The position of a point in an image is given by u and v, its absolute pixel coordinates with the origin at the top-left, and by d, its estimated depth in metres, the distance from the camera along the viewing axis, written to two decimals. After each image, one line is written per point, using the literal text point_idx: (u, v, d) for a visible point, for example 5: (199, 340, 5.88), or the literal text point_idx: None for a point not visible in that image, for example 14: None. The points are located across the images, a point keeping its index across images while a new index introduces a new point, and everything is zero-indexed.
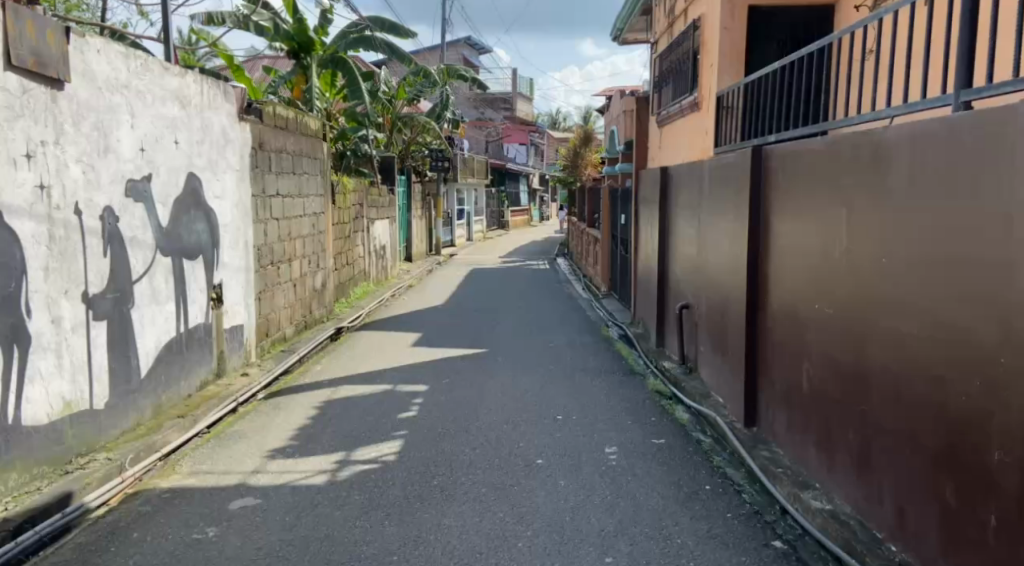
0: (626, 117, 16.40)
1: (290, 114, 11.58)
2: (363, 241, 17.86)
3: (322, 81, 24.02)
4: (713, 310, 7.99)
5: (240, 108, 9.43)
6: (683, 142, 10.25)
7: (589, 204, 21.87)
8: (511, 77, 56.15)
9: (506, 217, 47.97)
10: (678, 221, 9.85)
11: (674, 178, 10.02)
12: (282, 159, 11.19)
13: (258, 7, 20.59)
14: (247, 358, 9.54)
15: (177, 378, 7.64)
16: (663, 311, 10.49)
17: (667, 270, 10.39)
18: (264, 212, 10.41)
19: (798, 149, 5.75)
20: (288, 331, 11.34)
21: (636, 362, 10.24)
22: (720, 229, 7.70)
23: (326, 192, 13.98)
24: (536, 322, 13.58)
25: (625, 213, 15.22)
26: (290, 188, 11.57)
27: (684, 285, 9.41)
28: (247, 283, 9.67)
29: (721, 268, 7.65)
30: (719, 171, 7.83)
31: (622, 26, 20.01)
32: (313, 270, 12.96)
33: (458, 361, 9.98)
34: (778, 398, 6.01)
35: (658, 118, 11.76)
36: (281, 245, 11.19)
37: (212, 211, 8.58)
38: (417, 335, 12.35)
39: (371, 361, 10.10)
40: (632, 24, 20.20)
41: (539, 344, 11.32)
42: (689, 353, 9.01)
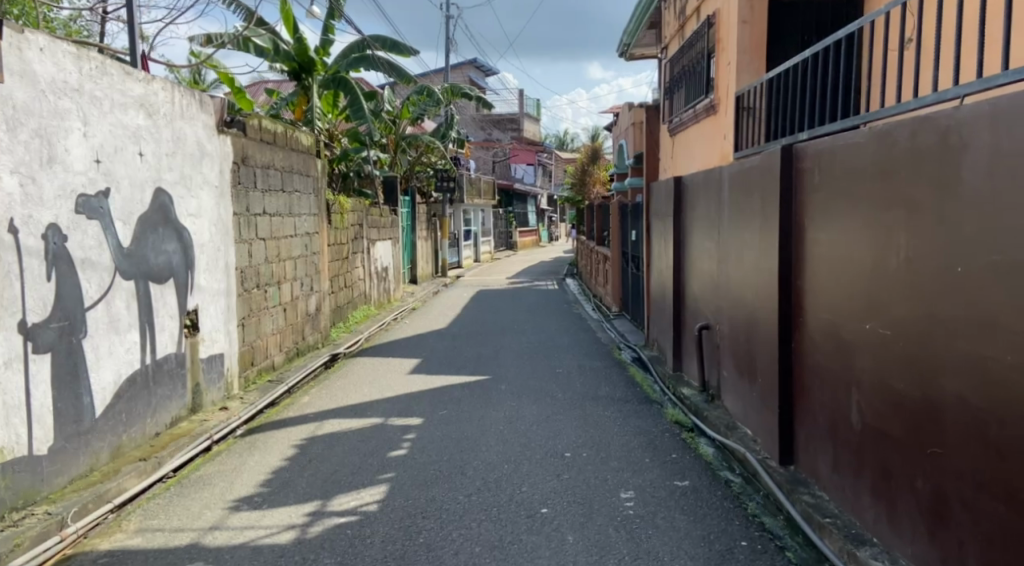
0: (636, 130, 15.67)
1: (279, 129, 10.88)
2: (363, 262, 17.15)
3: (324, 101, 23.47)
4: (738, 331, 7.19)
5: (219, 120, 8.71)
6: (698, 149, 9.49)
7: (598, 222, 21.11)
8: (518, 98, 55.72)
9: (515, 238, 47.26)
10: (695, 234, 9.07)
11: (690, 187, 9.25)
12: (270, 177, 10.47)
13: (258, 26, 20.10)
14: (228, 391, 8.77)
15: (141, 415, 6.87)
16: (681, 332, 9.68)
17: (684, 288, 9.59)
18: (250, 233, 9.68)
19: (838, 144, 4.99)
20: (277, 359, 10.57)
21: (652, 388, 9.42)
22: (744, 240, 6.92)
23: (321, 211, 13.25)
24: (544, 345, 12.77)
25: (636, 229, 14.44)
26: (279, 206, 10.84)
27: (703, 303, 8.61)
28: (228, 309, 8.91)
29: (746, 284, 6.87)
30: (742, 176, 7.06)
31: (630, 40, 19.36)
32: (307, 294, 12.23)
33: (458, 391, 9.17)
34: (821, 433, 5.23)
35: (670, 125, 11.00)
36: (270, 267, 10.45)
37: (186, 229, 7.85)
38: (417, 361, 11.57)
39: (365, 391, 9.31)
40: (640, 38, 19.56)
41: (547, 369, 10.52)
42: (711, 379, 8.19)
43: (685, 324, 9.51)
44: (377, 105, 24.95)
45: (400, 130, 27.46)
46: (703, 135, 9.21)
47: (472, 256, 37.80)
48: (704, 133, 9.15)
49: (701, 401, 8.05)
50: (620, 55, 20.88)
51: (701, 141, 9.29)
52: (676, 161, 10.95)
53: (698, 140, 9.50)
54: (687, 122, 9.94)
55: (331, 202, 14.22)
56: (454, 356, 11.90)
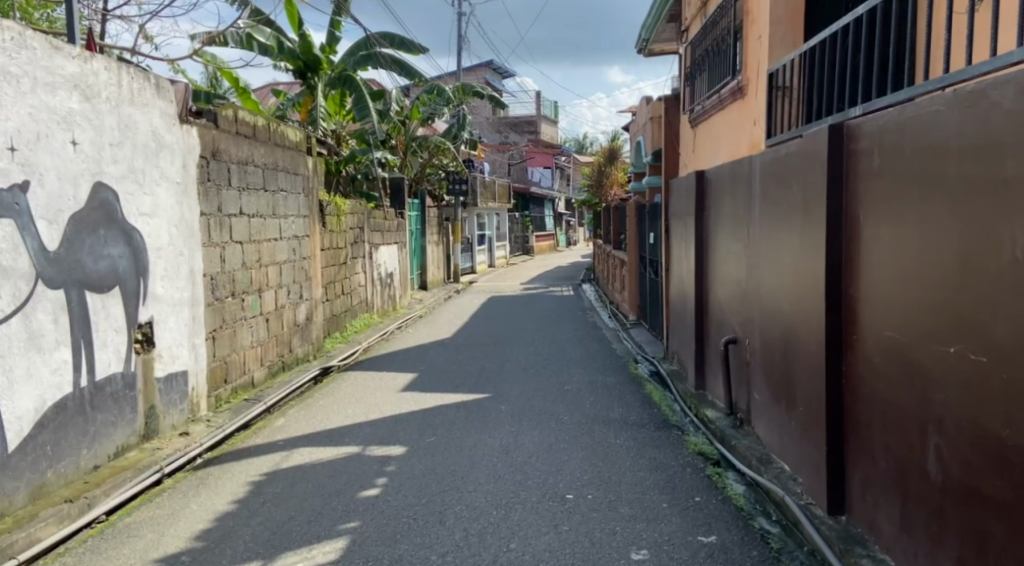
0: (652, 126, 14.63)
1: (260, 122, 9.94)
2: (364, 268, 16.17)
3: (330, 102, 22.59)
4: (773, 347, 6.14)
5: (181, 110, 7.76)
6: (723, 139, 8.43)
7: (614, 224, 20.06)
8: (534, 101, 54.77)
9: (532, 242, 46.22)
10: (719, 234, 8.03)
11: (713, 181, 8.20)
12: (249, 175, 9.52)
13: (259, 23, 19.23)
14: (193, 413, 7.79)
15: (74, 447, 5.91)
16: (705, 346, 8.60)
17: (707, 295, 8.54)
18: (223, 235, 8.71)
19: (907, 113, 3.98)
20: (257, 374, 9.59)
21: (671, 409, 8.38)
22: (780, 239, 5.88)
23: (313, 212, 12.27)
24: (554, 357, 11.73)
25: (654, 231, 13.38)
26: (261, 206, 9.88)
27: (729, 313, 7.56)
28: (195, 321, 7.93)
29: (782, 291, 5.84)
30: (776, 164, 6.02)
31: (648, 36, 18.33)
32: (296, 301, 11.27)
33: (451, 412, 8.14)
34: (882, 481, 4.21)
35: (691, 114, 9.94)
36: (249, 273, 9.47)
37: (135, 230, 6.88)
38: (413, 375, 10.58)
39: (348, 411, 8.31)
40: (658, 32, 18.53)
41: (554, 386, 9.48)
42: (740, 401, 7.12)
43: (708, 337, 8.44)
44: (386, 105, 24.02)
45: (409, 132, 26.53)
46: (728, 123, 8.18)
47: (487, 262, 36.82)
48: (729, 120, 8.10)
49: (729, 428, 6.96)
50: (638, 51, 19.87)
51: (727, 129, 8.25)
52: (697, 155, 9.90)
53: (723, 129, 8.46)
54: (711, 110, 8.90)
55: (325, 203, 13.24)
56: (454, 369, 10.89)
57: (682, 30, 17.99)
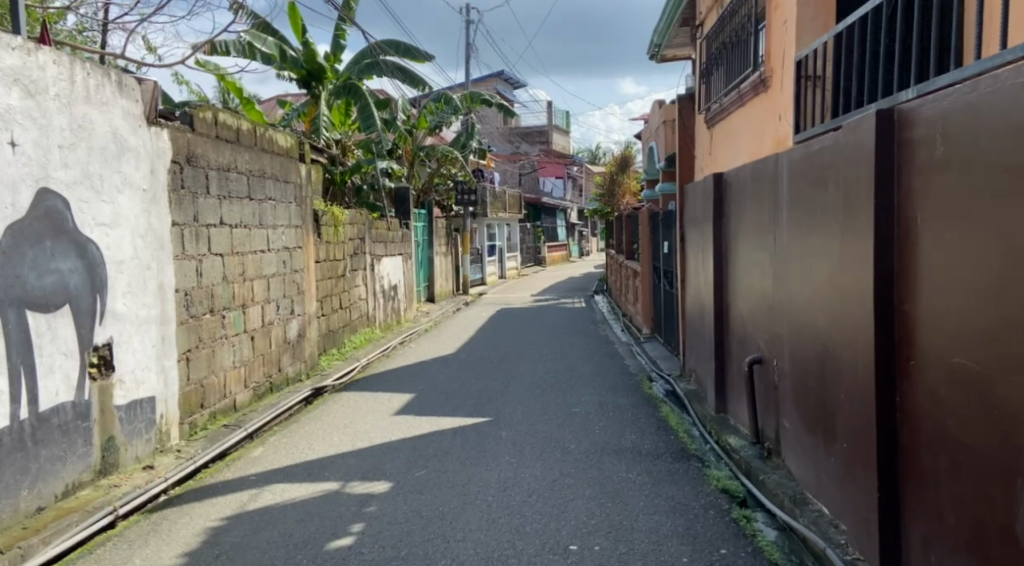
0: (665, 130, 13.90)
1: (244, 126, 9.27)
2: (364, 280, 15.47)
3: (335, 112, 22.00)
4: (805, 370, 5.40)
5: (149, 110, 7.09)
6: (743, 138, 7.68)
7: (626, 234, 19.29)
8: (546, 110, 54.11)
9: (544, 253, 45.48)
10: (740, 242, 7.28)
11: (732, 182, 7.46)
12: (232, 183, 8.83)
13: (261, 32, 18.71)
14: (161, 443, 7.09)
15: (12, 488, 5.23)
16: (726, 365, 7.84)
17: (728, 309, 7.78)
18: (200, 247, 8.01)
19: (985, 92, 3.28)
20: (240, 397, 8.87)
21: (690, 434, 7.63)
22: (814, 246, 5.15)
23: (306, 222, 11.56)
24: (562, 376, 10.96)
25: (668, 240, 12.62)
26: (245, 216, 9.17)
27: (753, 329, 6.82)
28: (165, 341, 7.23)
29: (816, 305, 5.11)
30: (807, 161, 5.29)
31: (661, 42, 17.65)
32: (287, 317, 10.58)
33: (446, 441, 7.39)
34: (953, 541, 3.51)
35: (708, 113, 9.20)
36: (231, 288, 8.76)
37: (90, 242, 6.19)
38: (410, 396, 9.86)
39: (333, 439, 7.57)
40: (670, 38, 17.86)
41: (561, 408, 8.73)
42: (768, 430, 6.35)
43: (730, 355, 7.67)
44: (392, 114, 23.41)
45: (416, 141, 25.91)
46: (749, 120, 7.44)
47: (497, 273, 36.11)
48: (750, 116, 7.35)
49: (756, 461, 6.18)
50: (649, 57, 19.20)
51: (747, 127, 7.51)
52: (715, 156, 9.15)
53: (743, 127, 7.70)
54: (729, 107, 8.16)
55: (321, 213, 12.56)
56: (454, 389, 10.14)
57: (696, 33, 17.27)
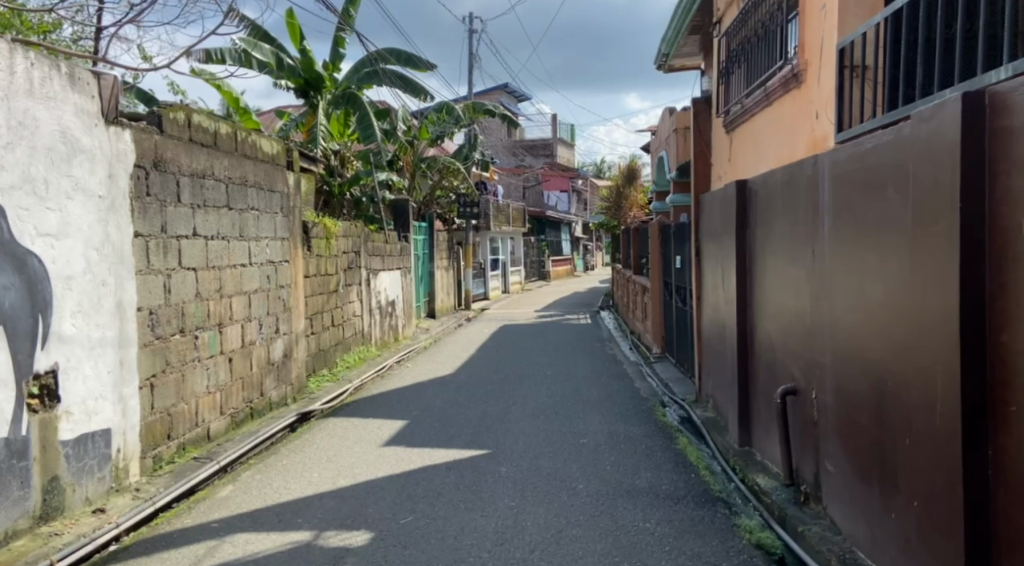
0: (677, 138, 13.12)
1: (225, 129, 8.50)
2: (359, 296, 14.69)
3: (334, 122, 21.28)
4: (854, 407, 4.65)
5: (109, 108, 6.32)
6: (769, 141, 6.93)
7: (635, 248, 18.47)
8: (551, 123, 53.43)
9: (548, 267, 44.67)
10: (769, 256, 6.50)
11: (758, 189, 6.71)
12: (209, 190, 8.06)
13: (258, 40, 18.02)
14: (118, 481, 6.35)
15: None
16: (751, 392, 7.08)
17: (753, 331, 7.00)
18: (170, 261, 7.24)
19: None
20: (214, 426, 8.10)
21: (712, 471, 6.86)
22: (864, 261, 4.41)
23: (295, 235, 10.79)
24: (567, 400, 10.17)
25: (682, 254, 11.83)
26: (224, 227, 8.40)
27: (785, 356, 6.03)
28: (125, 367, 6.46)
29: (869, 330, 4.37)
30: (857, 162, 4.53)
31: (670, 51, 16.92)
32: (272, 335, 9.82)
33: (437, 479, 6.60)
34: None
35: (727, 117, 8.41)
36: (206, 305, 7.99)
37: (31, 253, 5.46)
38: (402, 423, 9.07)
39: (312, 476, 6.79)
40: (680, 47, 17.13)
41: (568, 439, 7.93)
42: (805, 471, 5.58)
43: (756, 382, 6.91)
44: (392, 124, 22.68)
45: (417, 152, 25.17)
46: (775, 122, 6.72)
47: (500, 287, 35.29)
48: (778, 116, 6.60)
49: (793, 508, 5.41)
50: (657, 67, 18.49)
51: (774, 129, 6.73)
52: (734, 163, 8.40)
53: (769, 129, 6.94)
54: (753, 107, 7.36)
55: (312, 225, 11.79)
56: (450, 416, 9.34)
57: (707, 41, 16.51)
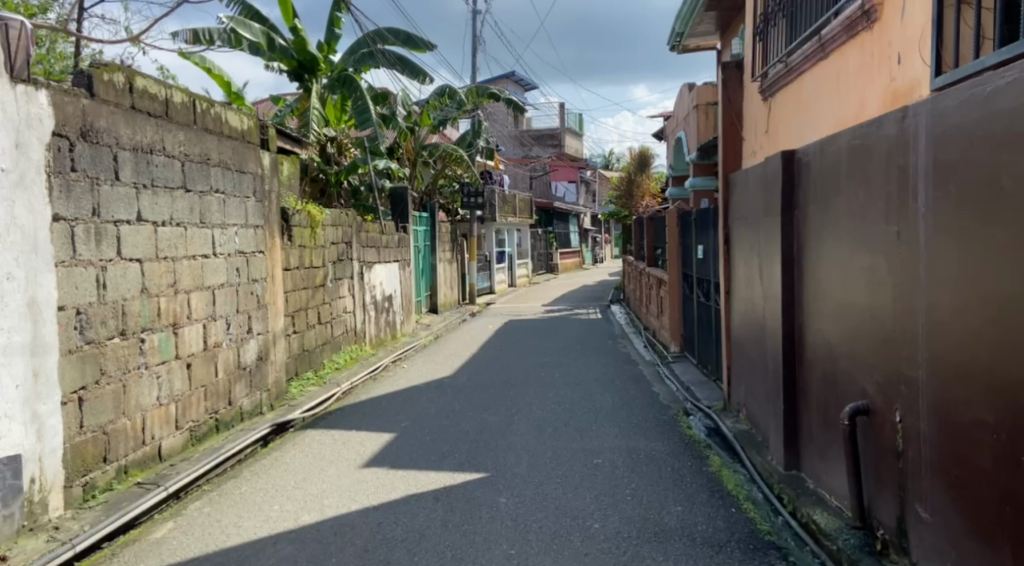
0: (699, 116, 11.92)
1: (181, 98, 7.33)
2: (351, 291, 13.51)
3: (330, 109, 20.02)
4: (976, 442, 3.49)
5: (16, 64, 5.20)
6: (822, 101, 5.73)
7: (648, 238, 17.23)
8: (559, 113, 52.02)
9: (556, 259, 43.43)
10: (826, 243, 5.32)
11: (811, 160, 5.56)
12: (158, 168, 6.90)
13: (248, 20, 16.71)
14: (31, 519, 5.23)
15: None
16: (798, 407, 5.94)
17: (805, 335, 5.80)
18: (105, 250, 6.10)
19: None
20: (168, 443, 6.93)
21: (755, 504, 5.70)
22: (1003, 245, 3.28)
23: (271, 222, 9.61)
24: (578, 409, 8.97)
25: (704, 243, 10.62)
26: (179, 212, 7.23)
27: (850, 368, 4.85)
28: (39, 379, 5.34)
29: (1013, 338, 3.23)
30: (985, 115, 3.39)
31: (684, 29, 15.68)
32: (244, 336, 8.65)
33: (422, 513, 5.44)
34: None
35: (765, 81, 7.19)
36: (156, 302, 6.83)
37: None
38: (389, 437, 7.89)
39: (271, 509, 5.63)
40: (695, 26, 15.86)
41: (581, 459, 6.75)
42: (883, 515, 4.42)
43: (807, 396, 5.76)
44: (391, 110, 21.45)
45: (418, 139, 23.92)
46: (829, 79, 5.57)
47: (506, 281, 34.07)
48: (835, 70, 5.42)
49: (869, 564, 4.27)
50: (670, 47, 17.23)
51: (832, 86, 5.52)
52: (772, 135, 7.22)
53: (822, 89, 5.75)
54: (801, 63, 6.14)
55: (294, 213, 10.60)
56: (444, 428, 8.15)
57: (726, 16, 15.24)
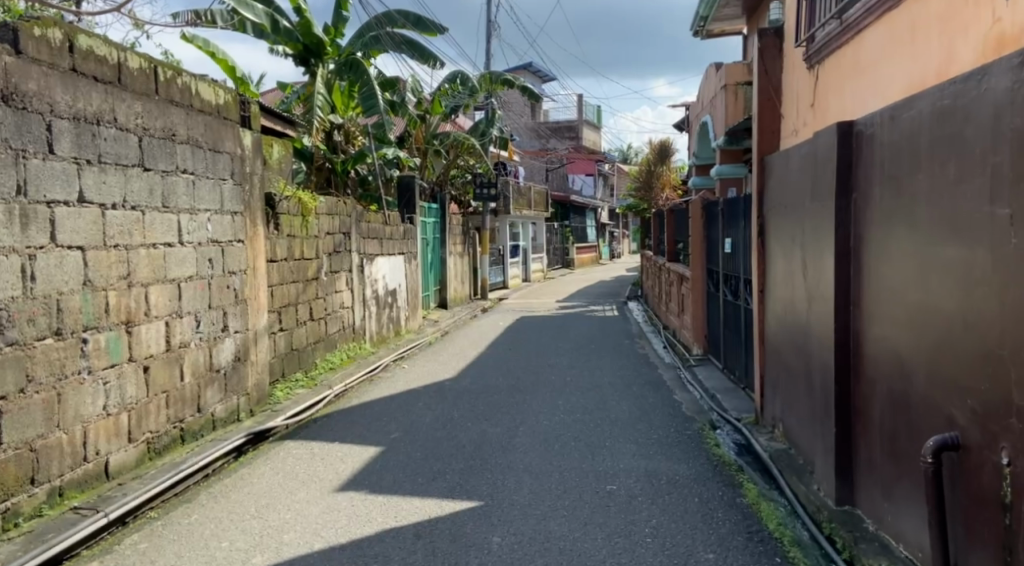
0: (729, 96, 10.93)
1: (139, 63, 6.44)
2: (348, 285, 12.57)
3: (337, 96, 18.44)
4: None
5: None
6: (905, 53, 4.79)
7: (668, 232, 16.19)
8: (578, 105, 50.85)
9: (572, 254, 42.41)
10: (902, 233, 4.34)
11: (879, 132, 4.64)
12: (107, 142, 5.98)
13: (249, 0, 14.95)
14: None
15: None
16: (852, 432, 4.99)
17: (867, 347, 4.82)
18: (34, 235, 5.23)
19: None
20: (118, 458, 6.02)
21: (801, 547, 4.73)
22: None
23: (254, 208, 8.68)
24: (592, 419, 8.00)
25: (732, 236, 9.62)
26: (135, 193, 6.32)
27: (945, 390, 3.88)
28: None
29: None
30: None
31: (707, 12, 14.66)
32: (218, 334, 7.71)
33: (398, 556, 4.51)
34: None
35: (816, 43, 6.22)
36: (103, 296, 5.90)
37: None
38: (376, 451, 6.95)
39: (219, 547, 4.72)
40: (721, 9, 14.83)
41: (592, 485, 5.78)
42: None
43: (867, 421, 4.78)
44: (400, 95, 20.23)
45: (429, 127, 22.83)
46: (906, 33, 4.77)
47: (520, 277, 33.07)
48: (919, 15, 4.58)
49: None
50: (693, 31, 16.20)
51: (920, 34, 4.60)
52: (819, 110, 6.26)
53: (904, 39, 4.80)
54: (875, 12, 5.20)
55: (282, 200, 9.67)
56: (439, 442, 7.21)
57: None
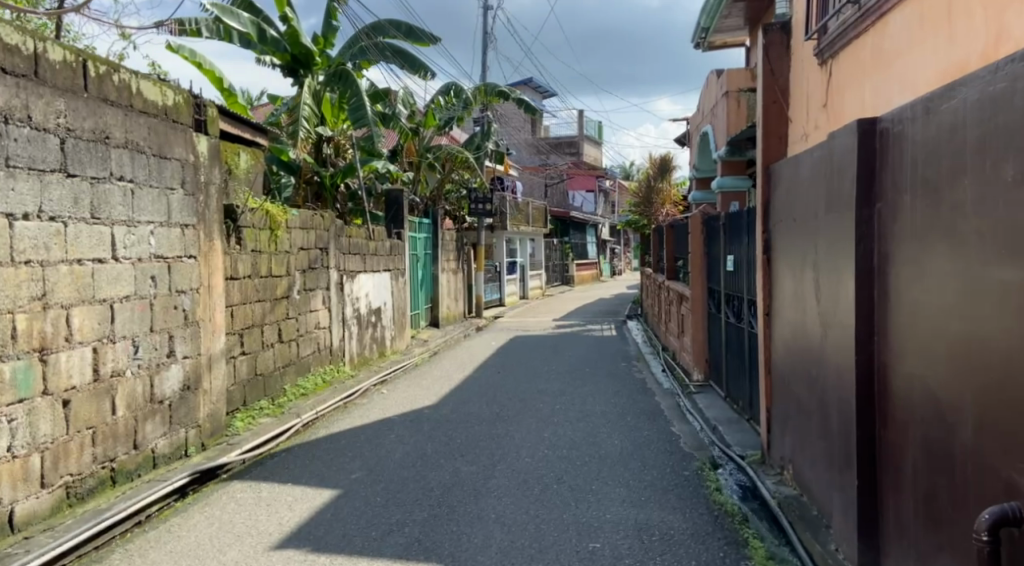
0: (731, 104, 10.15)
1: (62, 55, 5.71)
2: (326, 304, 11.79)
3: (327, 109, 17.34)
4: None
5: None
6: (938, 37, 4.04)
7: (667, 249, 15.40)
8: (579, 121, 50.24)
9: (571, 271, 41.65)
10: (943, 249, 3.56)
11: (910, 129, 3.87)
12: (17, 144, 5.29)
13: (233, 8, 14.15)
14: None
15: None
16: (878, 485, 4.19)
17: (894, 386, 4.03)
18: None
19: None
20: (27, 508, 5.24)
21: None
22: None
23: (211, 221, 7.91)
24: (579, 456, 7.19)
25: (735, 253, 8.84)
26: (53, 202, 5.57)
27: (1007, 445, 3.09)
28: None
29: None
30: None
31: (708, 25, 13.92)
32: (163, 361, 6.91)
33: None
34: None
35: (828, 33, 5.47)
36: (8, 321, 5.15)
37: None
38: (331, 494, 6.16)
39: None
40: (722, 22, 14.10)
41: (572, 543, 4.97)
42: None
43: (897, 473, 3.99)
44: (392, 108, 19.49)
45: (422, 140, 22.06)
46: (939, 13, 4.03)
47: (518, 294, 32.30)
48: None
49: None
50: (693, 44, 15.48)
51: (957, 13, 3.86)
52: (833, 110, 5.49)
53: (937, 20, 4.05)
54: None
55: (246, 212, 8.92)
56: (406, 483, 6.41)
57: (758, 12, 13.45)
